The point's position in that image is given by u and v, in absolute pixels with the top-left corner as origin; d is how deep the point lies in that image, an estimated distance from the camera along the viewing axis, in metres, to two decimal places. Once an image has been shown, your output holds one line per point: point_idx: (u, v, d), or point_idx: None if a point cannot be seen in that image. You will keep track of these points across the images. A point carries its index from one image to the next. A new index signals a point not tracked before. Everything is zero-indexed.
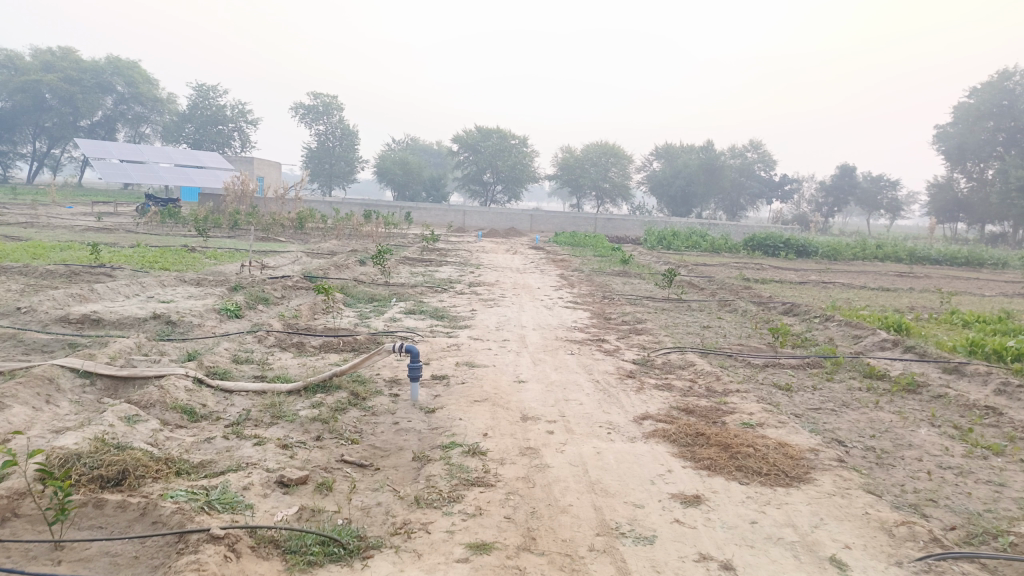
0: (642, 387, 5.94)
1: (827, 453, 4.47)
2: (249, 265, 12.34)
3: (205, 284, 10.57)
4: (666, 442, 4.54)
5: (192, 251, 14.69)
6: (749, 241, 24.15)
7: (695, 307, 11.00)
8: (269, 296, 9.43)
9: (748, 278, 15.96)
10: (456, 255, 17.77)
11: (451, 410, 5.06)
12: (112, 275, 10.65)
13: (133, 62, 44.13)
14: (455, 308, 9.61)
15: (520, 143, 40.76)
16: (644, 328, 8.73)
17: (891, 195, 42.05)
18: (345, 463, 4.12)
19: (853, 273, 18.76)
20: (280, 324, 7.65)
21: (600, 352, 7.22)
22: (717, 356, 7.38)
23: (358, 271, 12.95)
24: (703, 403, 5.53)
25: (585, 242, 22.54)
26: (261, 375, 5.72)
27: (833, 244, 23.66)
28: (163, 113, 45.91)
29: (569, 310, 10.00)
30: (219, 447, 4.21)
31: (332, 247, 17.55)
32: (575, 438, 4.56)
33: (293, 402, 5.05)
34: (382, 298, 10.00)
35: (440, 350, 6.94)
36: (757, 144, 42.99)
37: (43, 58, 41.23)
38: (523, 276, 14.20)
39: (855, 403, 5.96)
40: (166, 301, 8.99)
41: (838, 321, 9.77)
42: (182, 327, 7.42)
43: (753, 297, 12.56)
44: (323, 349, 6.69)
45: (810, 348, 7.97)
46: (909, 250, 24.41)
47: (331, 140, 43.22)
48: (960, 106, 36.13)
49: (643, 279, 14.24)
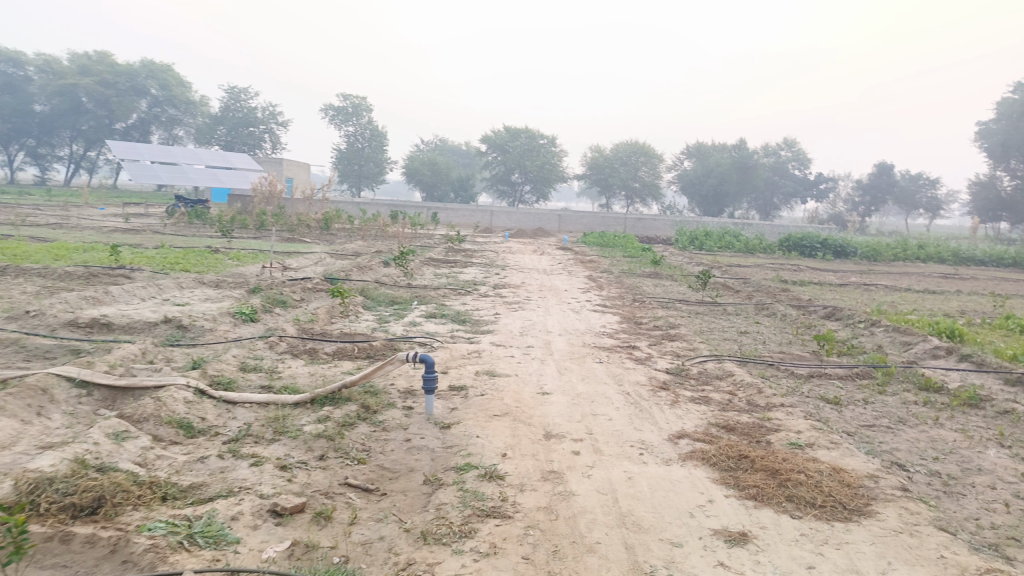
0: (677, 400, 5.47)
1: (889, 481, 3.97)
2: (269, 267, 12.06)
3: (223, 286, 10.31)
4: (704, 465, 4.08)
5: (215, 252, 14.51)
6: (785, 241, 23.44)
7: (730, 311, 10.45)
8: (286, 299, 9.13)
9: (785, 279, 15.34)
10: (482, 256, 17.40)
11: (468, 426, 4.65)
12: (130, 277, 10.44)
13: (167, 65, 44.55)
14: (478, 311, 9.22)
15: (549, 143, 40.33)
16: (677, 334, 8.23)
17: (930, 194, 40.80)
18: (348, 487, 3.74)
19: (895, 275, 17.99)
20: (294, 328, 7.31)
21: (631, 360, 6.75)
22: (757, 365, 6.86)
23: (380, 273, 12.64)
24: (744, 419, 5.04)
25: (614, 242, 22.05)
26: (268, 385, 5.35)
27: (872, 245, 22.86)
28: (196, 115, 46.31)
29: (598, 314, 9.53)
30: (212, 467, 3.85)
31: (356, 248, 17.29)
32: (604, 460, 4.12)
33: (298, 416, 4.68)
34: (403, 301, 9.63)
35: (460, 358, 6.53)
36: (791, 143, 41.99)
37: (79, 62, 41.79)
38: (550, 278, 13.77)
39: (912, 419, 5.42)
40: (181, 304, 8.72)
41: (884, 326, 9.17)
42: (192, 332, 7.11)
43: (791, 300, 11.97)
44: (336, 355, 6.33)
45: (857, 357, 7.41)
46: (953, 250, 23.47)
47: (359, 141, 43.16)
48: (1004, 102, 34.85)
49: (675, 281, 13.71)
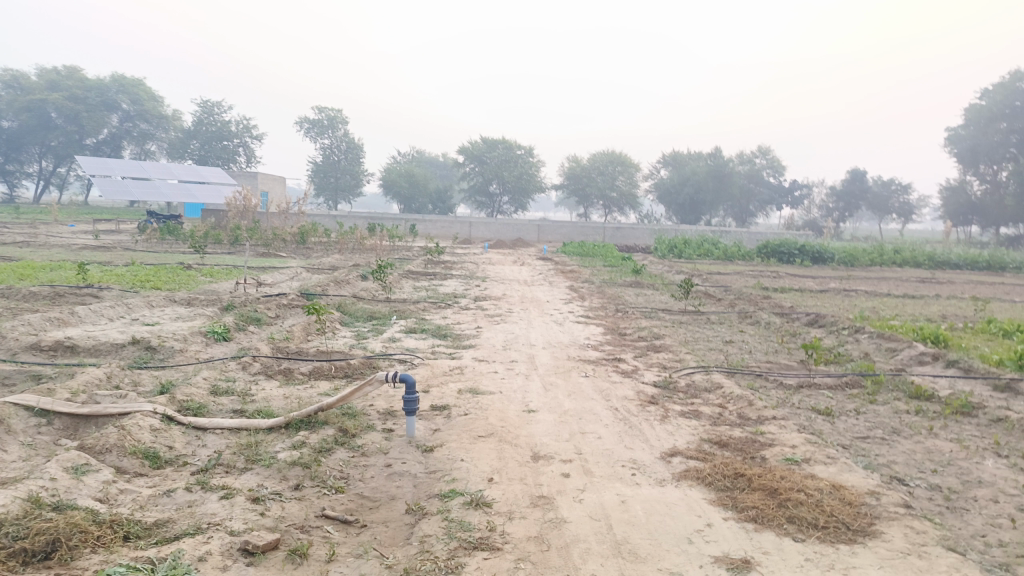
0: (666, 415, 5.30)
1: (890, 497, 3.82)
2: (244, 283, 11.76)
3: (196, 303, 10.01)
4: (700, 486, 3.90)
5: (188, 269, 14.16)
6: (763, 248, 23.49)
7: (714, 320, 10.34)
8: (261, 316, 8.87)
9: (766, 287, 15.31)
10: (462, 268, 17.20)
11: (452, 449, 4.44)
12: (98, 297, 10.09)
13: (138, 79, 43.94)
14: (459, 325, 9.01)
15: (526, 153, 40.21)
16: (663, 345, 8.09)
17: (902, 199, 41.35)
18: (326, 519, 3.51)
19: (874, 280, 18.05)
20: (269, 347, 7.06)
21: (617, 373, 6.58)
22: (745, 376, 6.73)
23: (358, 287, 12.39)
24: (737, 434, 4.89)
25: (594, 252, 21.99)
26: (241, 409, 5.10)
27: (849, 251, 23.01)
28: (169, 129, 45.69)
29: (581, 325, 9.38)
30: (179, 501, 3.61)
31: (333, 262, 17.02)
32: (595, 482, 3.93)
33: (272, 442, 4.44)
34: (382, 316, 9.40)
35: (442, 375, 6.33)
36: (766, 151, 42.36)
37: (48, 77, 41.08)
38: (531, 289, 13.60)
39: (906, 430, 5.30)
40: (151, 324, 8.42)
41: (869, 333, 9.11)
42: (162, 353, 6.83)
43: (774, 307, 11.90)
44: (313, 375, 6.10)
45: (845, 366, 7.31)
46: (928, 255, 23.69)
47: (336, 153, 42.86)
48: (972, 108, 35.38)
49: (657, 290, 13.61)
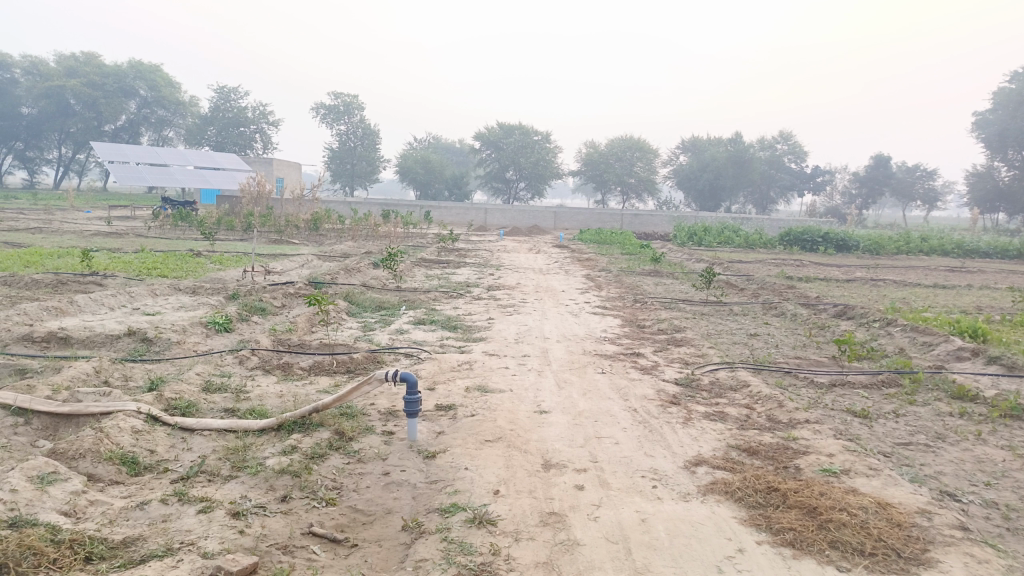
0: (690, 417, 4.89)
1: (944, 518, 3.40)
2: (251, 270, 11.44)
3: (200, 292, 9.71)
4: (729, 502, 3.51)
5: (197, 256, 13.90)
6: (785, 235, 22.89)
7: (737, 311, 9.88)
8: (265, 306, 8.55)
9: (790, 276, 14.81)
10: (476, 256, 16.83)
11: (456, 455, 4.07)
12: (101, 285, 9.83)
13: (155, 66, 43.83)
14: (470, 316, 8.63)
15: (543, 139, 39.72)
16: (684, 338, 7.66)
17: (927, 185, 40.37)
18: (312, 538, 3.17)
19: (902, 269, 17.44)
20: (268, 339, 6.73)
21: (636, 370, 6.18)
22: (773, 373, 6.30)
23: (369, 276, 12.06)
24: (767, 440, 4.49)
25: (611, 239, 21.57)
26: (233, 408, 4.77)
27: (875, 238, 22.38)
28: (186, 116, 45.58)
29: (597, 317, 8.98)
30: (153, 516, 3.27)
31: (345, 249, 16.72)
32: (612, 497, 3.55)
33: (261, 447, 4.10)
34: (390, 306, 9.06)
35: (449, 371, 5.95)
36: (787, 136, 41.46)
37: (66, 63, 41.11)
38: (546, 277, 13.20)
39: (952, 435, 4.86)
40: (151, 313, 8.13)
41: (902, 326, 8.62)
42: (158, 346, 6.53)
43: (800, 298, 11.40)
44: (313, 371, 5.76)
45: (880, 363, 6.85)
46: (957, 243, 22.95)
47: (351, 139, 42.56)
48: (1001, 91, 34.33)
49: (677, 280, 13.13)
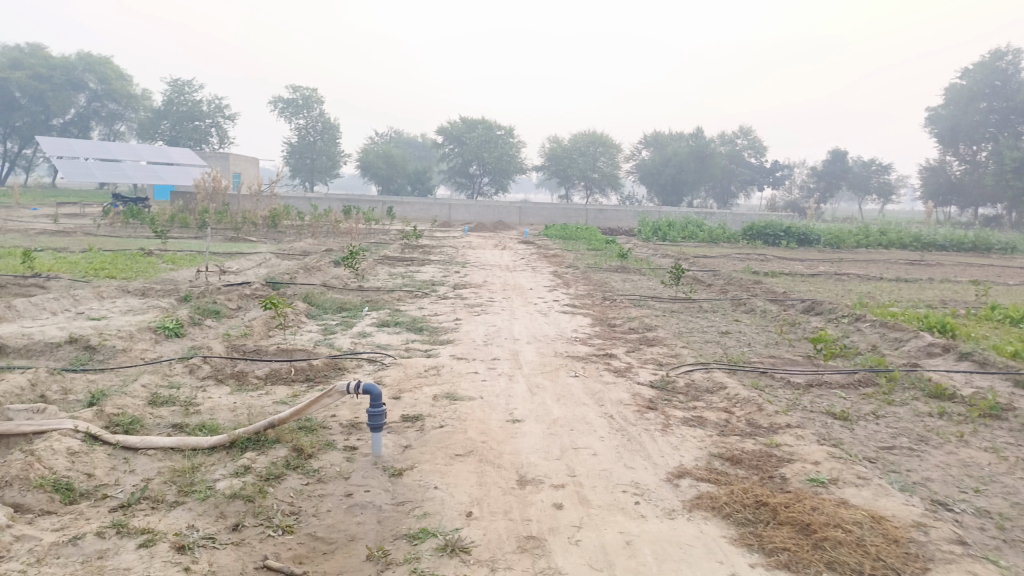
0: (668, 423, 4.69)
1: (940, 532, 3.24)
2: (205, 271, 10.96)
3: (151, 295, 9.23)
4: (717, 520, 3.30)
5: (149, 256, 13.33)
6: (749, 230, 23.04)
7: (706, 308, 9.75)
8: (219, 309, 8.15)
9: (755, 271, 14.80)
10: (441, 253, 16.52)
11: (424, 473, 3.79)
12: (44, 287, 9.27)
13: (106, 57, 42.33)
14: (436, 317, 8.33)
15: (506, 134, 39.44)
16: (656, 338, 7.47)
17: (882, 179, 41.20)
18: (267, 572, 2.88)
19: (864, 263, 17.60)
20: (222, 346, 6.35)
21: (609, 373, 5.96)
22: (748, 373, 6.15)
23: (330, 275, 11.68)
24: (749, 447, 4.31)
25: (577, 234, 21.46)
26: (181, 424, 4.42)
27: (835, 232, 22.62)
28: (138, 109, 44.15)
29: (566, 316, 8.76)
30: (87, 552, 2.92)
31: (305, 247, 16.25)
32: (593, 517, 3.31)
33: (211, 468, 3.77)
34: (352, 307, 8.72)
35: (415, 377, 5.66)
36: (747, 131, 41.91)
37: (11, 54, 39.47)
38: (512, 275, 12.94)
39: (934, 438, 4.74)
40: (97, 318, 7.67)
41: (871, 322, 8.57)
42: (102, 354, 6.11)
43: (768, 293, 11.33)
44: (269, 380, 5.42)
45: (854, 361, 6.75)
46: (914, 236, 23.34)
47: (311, 134, 41.74)
48: (953, 88, 35.11)
49: (644, 275, 13.01)
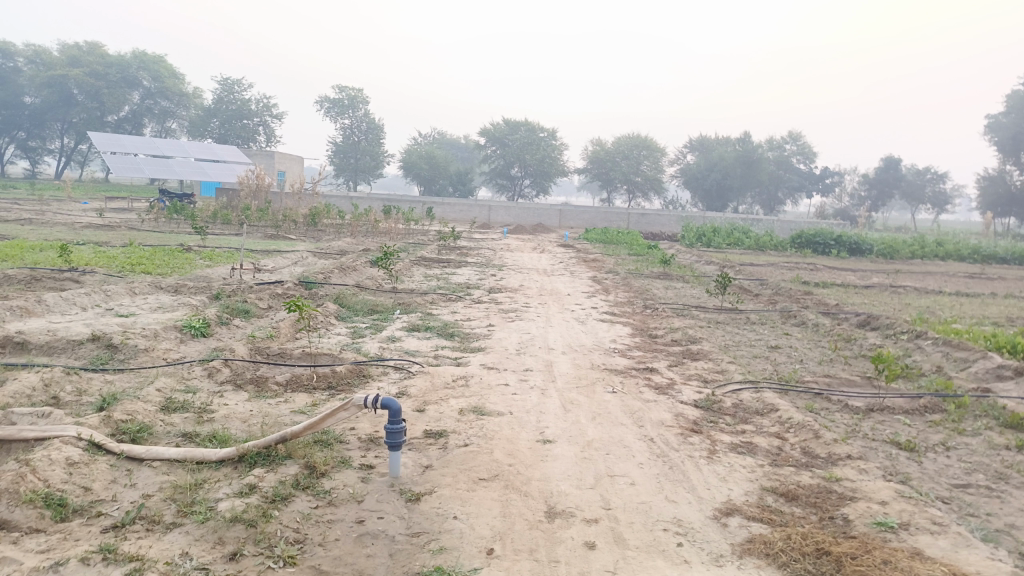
0: (714, 450, 4.28)
1: None
2: (239, 268, 10.85)
3: (182, 292, 9.11)
4: (771, 570, 2.90)
5: (186, 251, 13.34)
6: (797, 238, 22.28)
7: (754, 320, 9.24)
8: (249, 308, 7.96)
9: (805, 280, 14.18)
10: (478, 255, 16.26)
11: (444, 499, 3.46)
12: (79, 282, 9.23)
13: (159, 56, 43.15)
14: (468, 323, 8.01)
15: (548, 136, 39.10)
16: (700, 351, 7.03)
17: (937, 188, 39.71)
18: None
19: (921, 275, 16.78)
20: (245, 348, 6.12)
21: (649, 390, 5.55)
22: (801, 394, 5.68)
23: (365, 275, 11.48)
24: (805, 481, 3.89)
25: (619, 239, 21.00)
26: (191, 434, 4.17)
27: (889, 242, 21.75)
28: (189, 107, 44.93)
29: (605, 324, 8.37)
30: None
31: (342, 246, 16.13)
32: (629, 561, 2.93)
33: (216, 485, 3.50)
34: (384, 310, 8.46)
35: (442, 388, 5.33)
36: (796, 136, 40.79)
37: (70, 52, 40.51)
38: (550, 279, 12.58)
39: (1016, 476, 4.22)
40: (126, 315, 7.55)
41: (934, 340, 7.96)
42: (123, 353, 5.92)
43: (819, 305, 10.75)
44: (289, 387, 5.15)
45: (917, 383, 6.22)
46: (973, 248, 22.28)
47: (356, 134, 41.96)
48: (1015, 95, 33.63)
49: (688, 283, 12.53)
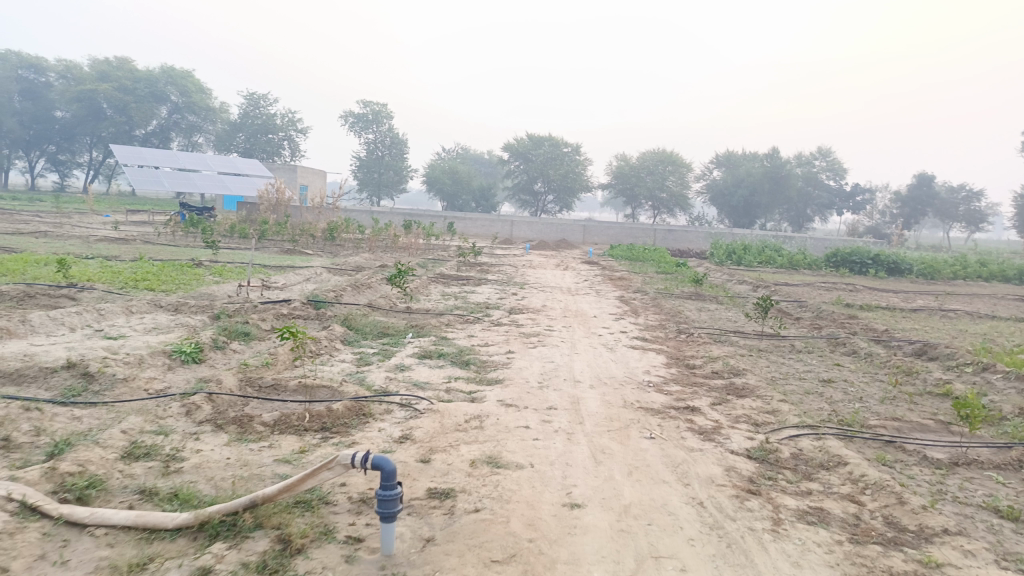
0: (780, 520, 3.51)
1: None
2: (246, 286, 10.29)
3: (182, 311, 8.52)
4: None
5: (196, 266, 12.82)
6: (832, 257, 21.33)
7: (799, 348, 8.44)
8: (249, 331, 7.34)
9: (848, 303, 13.26)
10: (500, 272, 15.61)
11: None
12: (76, 300, 8.69)
13: (187, 71, 43.23)
14: (487, 349, 7.30)
15: (572, 151, 38.43)
16: (746, 387, 6.24)
17: (972, 206, 38.42)
18: None
19: (969, 297, 15.77)
20: (235, 378, 5.46)
21: (692, 435, 4.78)
22: (869, 442, 4.89)
23: (379, 293, 10.86)
24: (901, 568, 3.11)
25: (645, 256, 20.28)
26: (152, 491, 3.48)
27: (929, 262, 20.70)
28: (216, 121, 44.97)
29: (637, 352, 7.62)
30: None
31: (359, 262, 15.53)
32: None
33: (166, 568, 2.80)
34: (395, 333, 7.79)
35: (452, 430, 4.62)
36: (825, 152, 39.70)
37: (100, 68, 40.67)
38: (575, 299, 11.83)
39: None
40: (115, 337, 6.96)
41: (1006, 374, 7.09)
42: (99, 385, 5.28)
43: (868, 332, 9.85)
44: (277, 428, 4.49)
45: (1001, 429, 5.39)
46: (1019, 268, 21.11)
47: (379, 148, 41.68)
48: None
49: (722, 305, 11.76)
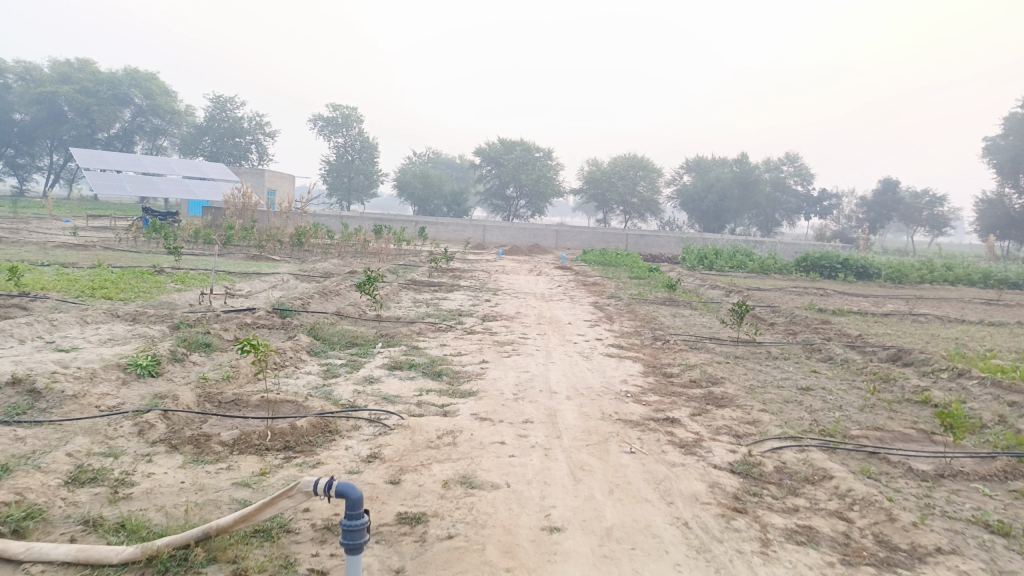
0: (768, 540, 3.35)
1: None
2: (210, 294, 9.93)
3: (141, 321, 8.15)
4: None
5: (158, 273, 12.40)
6: (802, 261, 21.45)
7: (776, 355, 8.35)
8: (210, 341, 7.02)
9: (820, 308, 13.27)
10: (472, 278, 15.40)
11: None
12: (27, 310, 8.28)
13: (151, 73, 42.30)
14: (459, 359, 7.08)
15: (544, 156, 38.34)
16: (724, 396, 6.11)
17: (935, 211, 39.06)
18: None
19: (937, 301, 15.91)
20: (193, 393, 5.17)
21: (674, 449, 4.60)
22: (853, 454, 4.77)
23: (349, 301, 10.59)
24: None
25: (618, 261, 20.20)
26: (98, 521, 3.20)
27: (896, 266, 20.92)
28: (181, 125, 44.10)
29: (613, 360, 7.45)
30: None
31: (328, 268, 15.20)
32: None
33: None
34: (364, 343, 7.53)
35: (424, 447, 4.39)
36: (793, 158, 40.12)
37: (60, 69, 39.60)
38: (548, 306, 11.66)
39: None
40: (67, 349, 6.61)
41: (982, 380, 7.05)
42: (46, 401, 4.94)
43: (842, 338, 9.81)
44: (237, 448, 4.22)
45: (983, 437, 5.31)
46: (983, 272, 21.42)
47: (349, 153, 41.18)
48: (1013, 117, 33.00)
49: (697, 311, 11.68)
